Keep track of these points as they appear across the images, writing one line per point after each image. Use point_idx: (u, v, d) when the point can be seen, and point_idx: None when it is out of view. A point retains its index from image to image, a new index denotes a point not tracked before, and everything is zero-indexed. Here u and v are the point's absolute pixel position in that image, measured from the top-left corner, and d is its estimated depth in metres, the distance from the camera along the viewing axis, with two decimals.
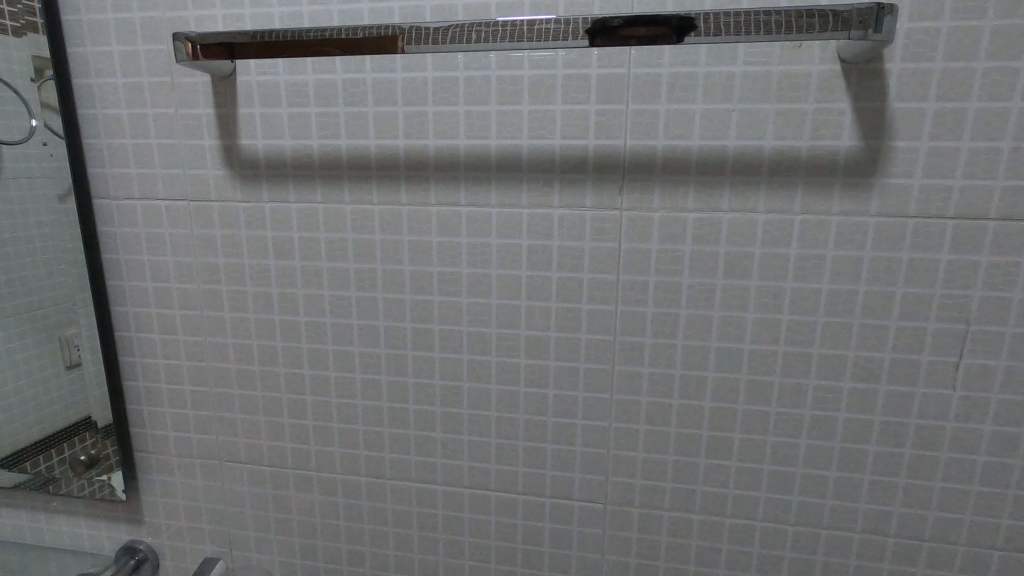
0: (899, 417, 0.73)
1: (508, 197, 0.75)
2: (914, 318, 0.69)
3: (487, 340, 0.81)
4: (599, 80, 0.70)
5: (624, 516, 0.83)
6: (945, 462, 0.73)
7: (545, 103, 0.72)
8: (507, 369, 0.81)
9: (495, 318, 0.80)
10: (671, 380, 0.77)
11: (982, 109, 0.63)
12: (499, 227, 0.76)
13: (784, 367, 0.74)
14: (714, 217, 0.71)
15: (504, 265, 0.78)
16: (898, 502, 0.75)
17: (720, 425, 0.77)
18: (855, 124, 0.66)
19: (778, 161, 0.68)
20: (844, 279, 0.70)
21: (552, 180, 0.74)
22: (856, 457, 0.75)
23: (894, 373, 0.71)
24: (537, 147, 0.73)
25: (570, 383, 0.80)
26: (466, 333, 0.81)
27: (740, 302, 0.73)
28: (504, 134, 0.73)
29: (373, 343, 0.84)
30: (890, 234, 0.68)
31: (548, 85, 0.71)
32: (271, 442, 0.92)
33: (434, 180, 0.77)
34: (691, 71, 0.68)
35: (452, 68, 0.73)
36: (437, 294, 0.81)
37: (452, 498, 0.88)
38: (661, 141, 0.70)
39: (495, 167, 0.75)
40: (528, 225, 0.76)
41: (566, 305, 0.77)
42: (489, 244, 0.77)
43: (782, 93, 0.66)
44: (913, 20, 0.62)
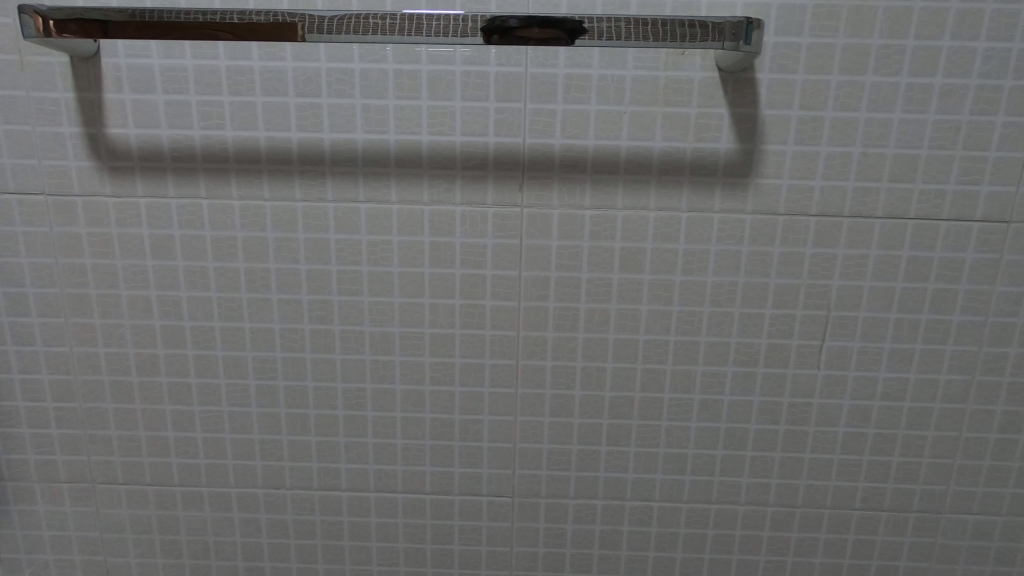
0: (775, 396, 0.80)
1: (409, 194, 0.74)
2: (784, 306, 0.77)
3: (393, 338, 0.79)
4: (497, 79, 0.71)
5: (532, 506, 0.85)
6: (814, 435, 0.81)
7: (444, 99, 0.71)
8: (413, 367, 0.80)
9: (401, 315, 0.79)
10: (574, 371, 0.80)
11: (836, 118, 0.71)
12: (400, 224, 0.75)
13: (677, 354, 0.79)
14: (610, 214, 0.74)
15: (408, 262, 0.76)
16: (775, 473, 0.83)
17: (621, 412, 0.81)
18: (732, 129, 0.72)
19: (666, 162, 0.73)
20: (727, 272, 0.76)
21: (453, 177, 0.74)
22: (740, 436, 0.82)
23: (771, 357, 0.79)
24: (438, 143, 0.73)
25: (476, 378, 0.80)
26: (369, 332, 0.79)
27: (636, 295, 0.77)
28: (403, 130, 0.72)
29: (270, 346, 0.80)
30: (764, 230, 0.75)
31: (447, 81, 0.71)
32: (155, 459, 0.85)
33: (330, 176, 0.74)
34: (585, 73, 0.70)
35: (346, 60, 0.71)
36: (337, 296, 0.78)
37: (358, 503, 0.86)
38: (559, 140, 0.72)
39: (395, 163, 0.73)
40: (430, 222, 0.75)
41: (472, 301, 0.78)
42: (392, 243, 0.76)
43: (668, 98, 0.71)
44: (779, 35, 0.69)
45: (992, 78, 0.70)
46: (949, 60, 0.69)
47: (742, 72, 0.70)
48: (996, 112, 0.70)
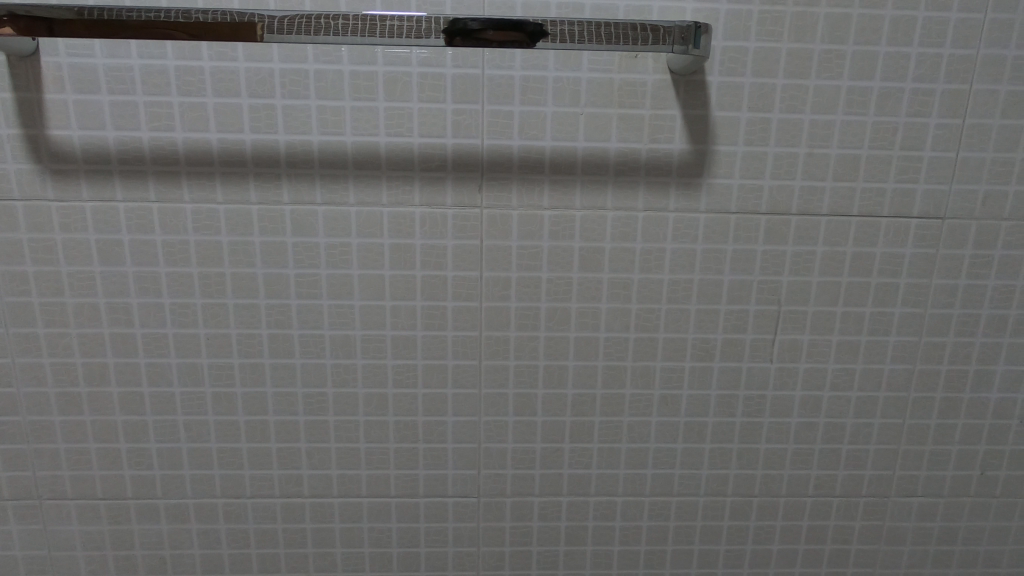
0: (892, 408, 0.75)
1: (471, 196, 0.66)
2: (910, 307, 0.71)
3: (441, 367, 0.71)
4: (555, 83, 0.63)
5: (592, 535, 0.77)
6: (929, 449, 0.76)
7: (523, 99, 0.63)
8: (471, 393, 0.72)
9: (450, 342, 0.70)
10: (649, 398, 0.73)
11: (977, 102, 0.65)
12: (455, 223, 0.67)
13: (756, 376, 0.73)
14: (691, 218, 0.68)
15: (453, 284, 0.68)
16: (891, 487, 0.78)
17: (703, 429, 0.75)
18: (880, 109, 0.65)
19: (750, 174, 0.66)
20: (861, 270, 0.70)
21: (541, 182, 0.66)
22: (857, 449, 0.76)
23: (893, 363, 0.73)
24: (500, 146, 0.64)
25: (535, 402, 0.73)
26: (419, 359, 0.71)
27: (716, 309, 0.70)
28: (495, 133, 0.64)
29: (312, 380, 0.71)
30: (897, 225, 0.69)
31: (511, 83, 0.63)
32: (170, 499, 0.74)
33: (420, 181, 0.65)
34: (665, 76, 0.63)
35: (402, 62, 0.62)
36: (389, 303, 0.69)
37: (434, 535, 0.76)
38: (639, 146, 0.65)
39: (454, 162, 0.65)
40: (519, 226, 0.67)
41: (527, 311, 0.70)
42: (442, 247, 0.67)
43: (817, 73, 0.64)
44: (887, 44, 0.64)
45: None
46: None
47: (842, 76, 0.64)
48: None
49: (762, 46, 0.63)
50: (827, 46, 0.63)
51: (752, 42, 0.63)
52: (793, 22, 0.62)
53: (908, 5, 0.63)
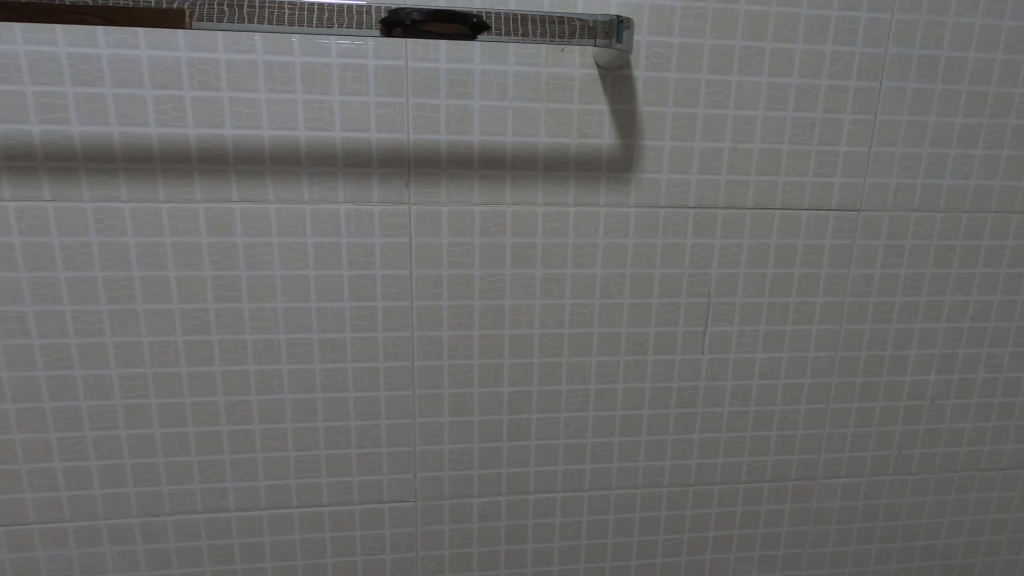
0: (815, 394, 0.78)
1: (432, 196, 0.65)
2: (830, 297, 0.75)
3: (408, 370, 0.70)
4: (514, 80, 0.63)
5: (531, 534, 0.77)
6: (849, 431, 0.80)
7: (483, 94, 0.63)
8: (435, 394, 0.71)
9: (413, 343, 0.69)
10: (585, 394, 0.74)
11: (887, 98, 0.69)
12: (416, 220, 0.65)
13: (717, 369, 0.75)
14: (653, 215, 0.69)
15: (415, 286, 0.67)
16: (815, 470, 0.81)
17: (666, 420, 0.76)
18: (797, 105, 0.68)
19: (709, 171, 0.68)
20: (783, 262, 0.72)
21: (470, 176, 0.65)
22: (782, 436, 0.79)
23: (815, 351, 0.76)
24: (459, 141, 0.64)
25: (502, 400, 0.72)
26: (381, 361, 0.69)
27: (675, 303, 0.72)
28: (420, 127, 0.63)
29: (267, 393, 0.68)
30: (816, 218, 0.71)
31: (471, 79, 0.62)
32: (79, 521, 0.69)
33: (343, 177, 0.63)
34: (624, 75, 0.64)
35: (357, 57, 0.60)
36: (349, 305, 0.67)
37: (371, 542, 0.75)
38: (600, 142, 0.66)
39: (417, 159, 0.63)
40: (449, 222, 0.65)
41: (490, 307, 0.69)
42: (404, 245, 0.66)
43: (736, 70, 0.66)
44: (833, 46, 0.66)
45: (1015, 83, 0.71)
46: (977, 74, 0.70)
47: (791, 77, 0.67)
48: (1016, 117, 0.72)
49: (718, 48, 0.65)
50: (777, 48, 0.65)
51: (707, 43, 0.64)
52: (746, 24, 0.64)
53: (851, 6, 0.65)
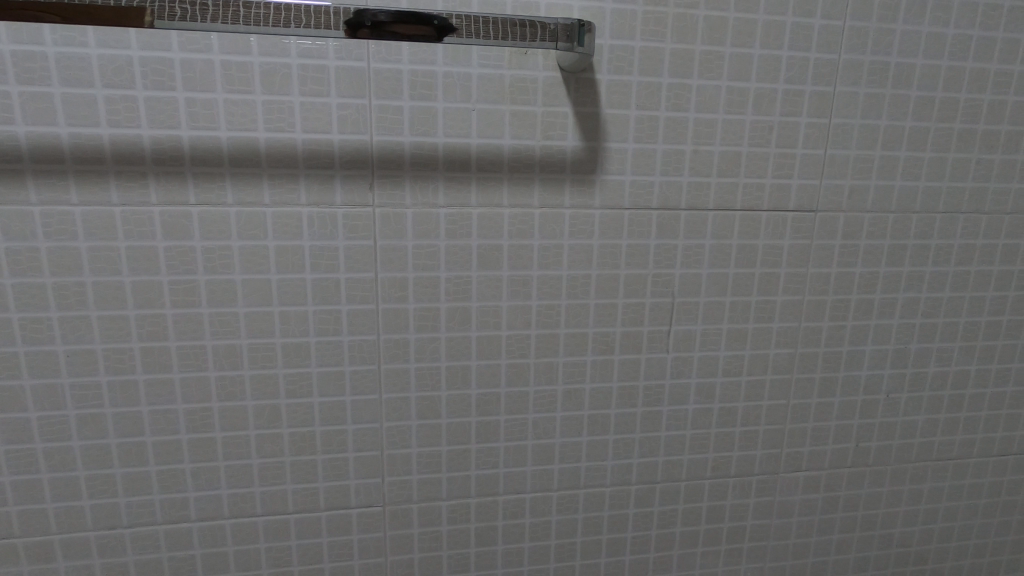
0: (983, 460, 0.58)
1: (399, 204, 0.42)
2: (1006, 333, 0.55)
3: (376, 462, 0.47)
4: (479, 84, 0.41)
5: None
6: (1017, 510, 0.61)
7: (452, 96, 0.41)
8: (465, 497, 0.49)
9: (416, 432, 0.47)
10: (692, 470, 0.52)
11: (961, 60, 0.48)
12: (415, 259, 0.43)
13: (836, 435, 0.54)
14: (751, 246, 0.48)
15: (383, 354, 0.45)
16: (972, 557, 0.62)
17: (773, 509, 0.55)
18: (986, 72, 0.49)
19: (808, 174, 0.48)
20: (954, 285, 0.53)
21: (541, 166, 0.44)
22: (938, 516, 0.59)
23: (985, 404, 0.57)
24: (422, 147, 0.42)
25: (551, 500, 0.50)
26: (382, 452, 0.46)
27: (802, 356, 0.52)
28: (473, 89, 0.41)
29: (235, 463, 0.44)
30: (997, 228, 0.52)
31: (458, 82, 0.41)
32: None
33: (354, 166, 0.41)
34: (683, 82, 0.44)
35: (358, 59, 0.39)
36: (317, 374, 0.44)
37: None
38: (688, 146, 0.45)
39: (410, 163, 0.42)
40: (511, 231, 0.44)
41: (488, 392, 0.47)
42: (371, 308, 0.44)
43: (915, 15, 0.46)
44: (974, 62, 0.48)
45: None
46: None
47: (911, 91, 0.48)
48: None
49: (824, 64, 0.46)
50: (901, 62, 0.47)
51: (785, 55, 0.45)
52: (878, 33, 0.46)
53: None
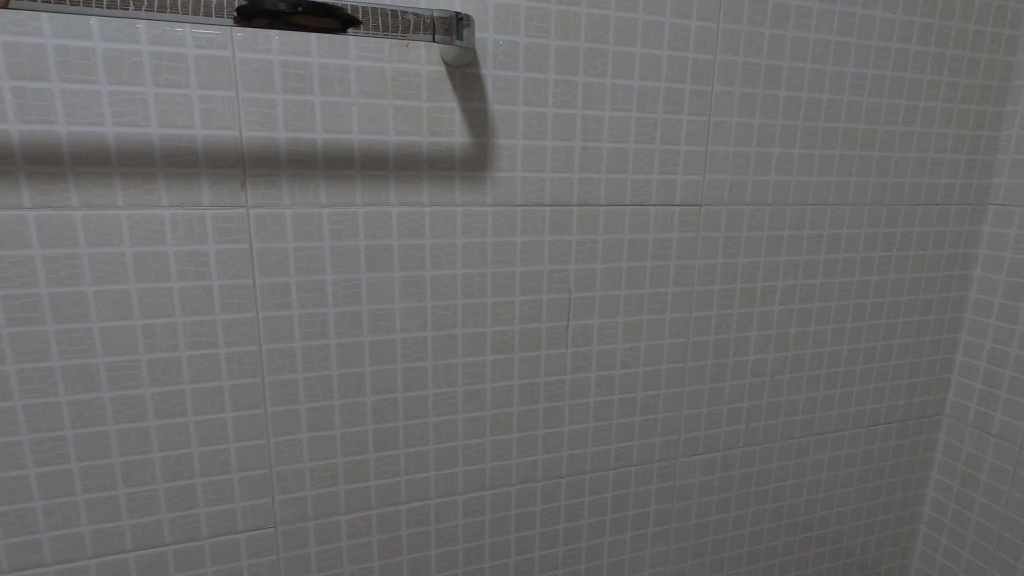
0: (857, 432, 0.64)
1: (276, 204, 0.40)
2: (870, 314, 0.60)
3: (265, 481, 0.44)
4: (358, 77, 0.39)
5: None
6: (887, 474, 0.67)
7: (329, 90, 0.39)
8: (366, 509, 0.47)
9: (308, 447, 0.44)
10: (595, 462, 0.53)
11: (822, 63, 0.51)
12: (297, 263, 0.41)
13: (728, 418, 0.57)
14: (642, 240, 0.49)
15: (266, 365, 0.42)
16: (852, 521, 0.67)
17: (674, 492, 0.57)
18: (843, 75, 0.53)
19: (691, 170, 0.49)
20: (825, 271, 0.57)
21: (428, 163, 0.42)
22: (822, 486, 0.64)
23: (856, 380, 0.62)
24: (299, 144, 0.39)
25: (457, 504, 0.49)
26: (271, 470, 0.44)
27: (694, 344, 0.54)
28: (351, 84, 0.39)
29: (97, 496, 0.40)
30: (859, 219, 0.57)
31: (335, 74, 0.39)
32: None
33: (223, 164, 0.38)
34: (568, 79, 0.44)
35: (220, 48, 0.36)
36: (191, 392, 0.40)
37: None
38: (577, 143, 0.45)
39: (287, 162, 0.39)
40: (401, 230, 0.43)
41: (386, 398, 0.45)
42: (249, 318, 0.41)
43: (781, 20, 0.49)
44: (834, 64, 0.52)
45: (992, 129, 0.60)
46: (949, 91, 0.57)
47: (780, 91, 0.51)
48: (1005, 128, 0.60)
49: (702, 64, 0.48)
50: (770, 64, 0.50)
51: (665, 54, 0.46)
52: (748, 35, 0.48)
53: None
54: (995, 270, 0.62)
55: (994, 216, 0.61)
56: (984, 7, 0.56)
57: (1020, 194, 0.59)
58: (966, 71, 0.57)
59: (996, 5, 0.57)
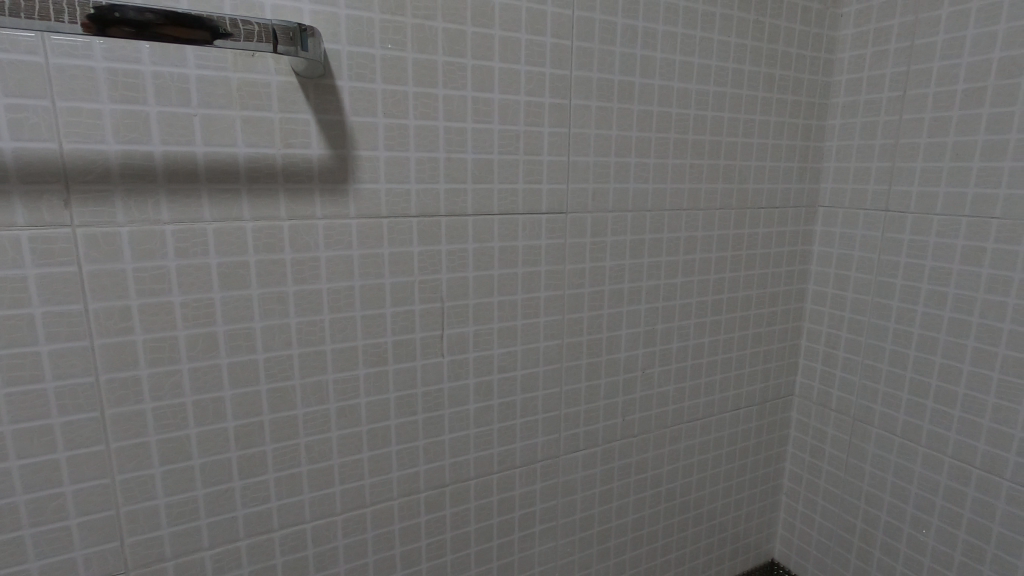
0: (722, 416, 0.69)
1: (108, 222, 0.37)
2: (727, 308, 0.66)
3: (111, 524, 0.40)
4: (199, 87, 0.37)
5: None
6: (750, 453, 0.74)
7: (166, 100, 0.37)
8: (233, 541, 0.44)
9: (161, 482, 0.41)
10: (478, 467, 0.54)
11: (670, 80, 0.56)
12: (137, 284, 0.38)
13: (605, 413, 0.60)
14: (511, 247, 0.51)
15: (105, 398, 0.38)
16: (724, 499, 0.73)
17: (558, 489, 0.59)
18: (690, 90, 0.58)
19: (555, 180, 0.52)
20: (684, 270, 0.62)
21: (283, 176, 0.41)
22: (694, 469, 0.69)
23: (717, 369, 0.67)
24: (133, 157, 0.37)
25: (336, 524, 0.48)
26: (118, 511, 0.40)
27: (568, 345, 0.56)
28: (191, 94, 0.37)
29: None
30: (711, 222, 0.62)
31: (171, 84, 0.37)
32: None
33: (41, 180, 0.35)
34: (428, 91, 0.45)
35: (30, 53, 0.33)
36: (12, 434, 0.36)
37: None
38: (441, 154, 0.46)
39: (119, 176, 0.36)
40: (257, 245, 0.41)
41: (250, 422, 0.43)
42: (83, 346, 0.37)
43: (630, 39, 0.53)
44: (680, 82, 0.57)
45: (818, 141, 0.68)
46: (780, 107, 0.64)
47: (634, 106, 0.54)
48: (828, 139, 0.68)
49: (559, 79, 0.50)
50: (623, 79, 0.53)
51: (523, 69, 0.48)
52: (601, 53, 0.52)
53: None
54: (827, 264, 0.70)
55: (823, 217, 0.70)
56: (804, 33, 0.64)
57: (842, 198, 0.68)
58: (792, 89, 0.65)
59: (814, 33, 0.64)
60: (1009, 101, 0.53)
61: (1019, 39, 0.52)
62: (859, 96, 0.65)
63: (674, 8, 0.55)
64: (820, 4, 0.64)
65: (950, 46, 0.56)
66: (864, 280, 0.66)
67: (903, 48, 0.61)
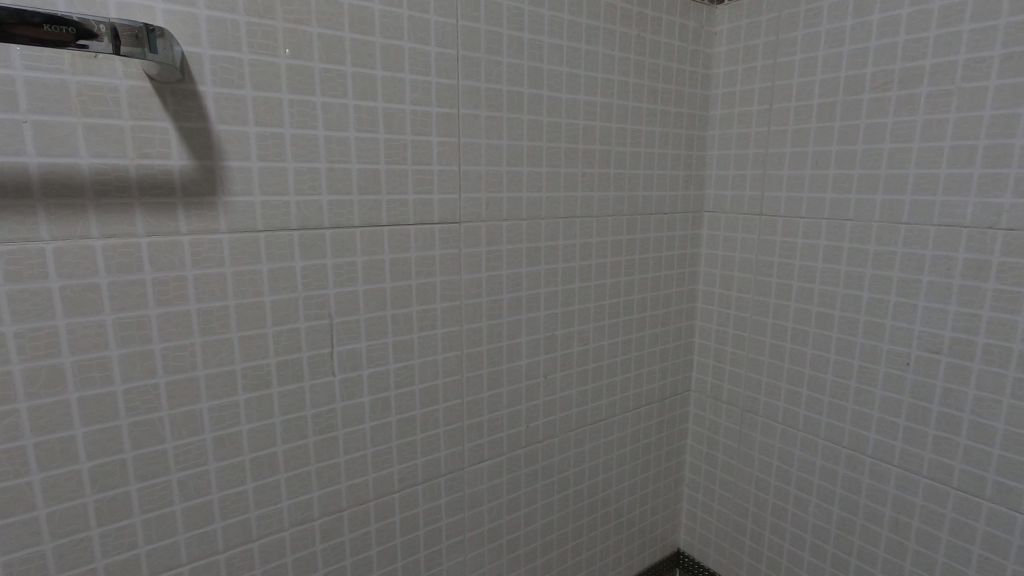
0: (623, 416, 0.72)
1: None
2: (623, 310, 0.69)
3: None
4: (29, 90, 0.33)
5: None
6: (652, 449, 0.77)
7: None
8: None
9: None
10: (377, 488, 0.52)
11: (558, 90, 0.57)
12: None
13: (508, 422, 0.60)
14: (404, 259, 0.50)
15: None
16: (629, 496, 0.75)
17: (464, 502, 0.58)
18: (578, 101, 0.59)
19: (447, 190, 0.51)
20: (581, 275, 0.63)
21: (139, 188, 0.37)
22: (600, 469, 0.71)
23: (616, 370, 0.70)
24: None
25: (218, 564, 0.44)
26: None
27: (468, 356, 0.56)
28: (17, 97, 0.33)
29: None
30: (604, 228, 0.64)
31: None
32: None
33: None
34: (304, 99, 0.43)
35: None
36: None
37: None
38: (322, 165, 0.44)
39: None
40: (108, 265, 0.37)
41: (109, 461, 0.39)
42: None
43: (517, 51, 0.53)
44: (567, 93, 0.58)
45: (700, 150, 0.73)
46: (664, 118, 0.68)
47: (523, 115, 0.55)
48: (709, 149, 0.73)
49: (446, 88, 0.50)
50: (511, 90, 0.54)
51: (407, 78, 0.47)
52: (488, 63, 0.52)
53: None
54: (714, 265, 0.74)
55: (708, 222, 0.74)
56: (682, 49, 0.68)
57: (723, 203, 0.72)
58: (674, 102, 0.68)
59: (691, 49, 0.69)
60: (855, 115, 0.58)
61: (860, 60, 0.57)
62: (734, 109, 0.70)
63: (559, 21, 0.56)
64: (695, 22, 0.68)
65: (806, 64, 0.62)
66: (745, 280, 0.71)
67: (767, 66, 0.66)
